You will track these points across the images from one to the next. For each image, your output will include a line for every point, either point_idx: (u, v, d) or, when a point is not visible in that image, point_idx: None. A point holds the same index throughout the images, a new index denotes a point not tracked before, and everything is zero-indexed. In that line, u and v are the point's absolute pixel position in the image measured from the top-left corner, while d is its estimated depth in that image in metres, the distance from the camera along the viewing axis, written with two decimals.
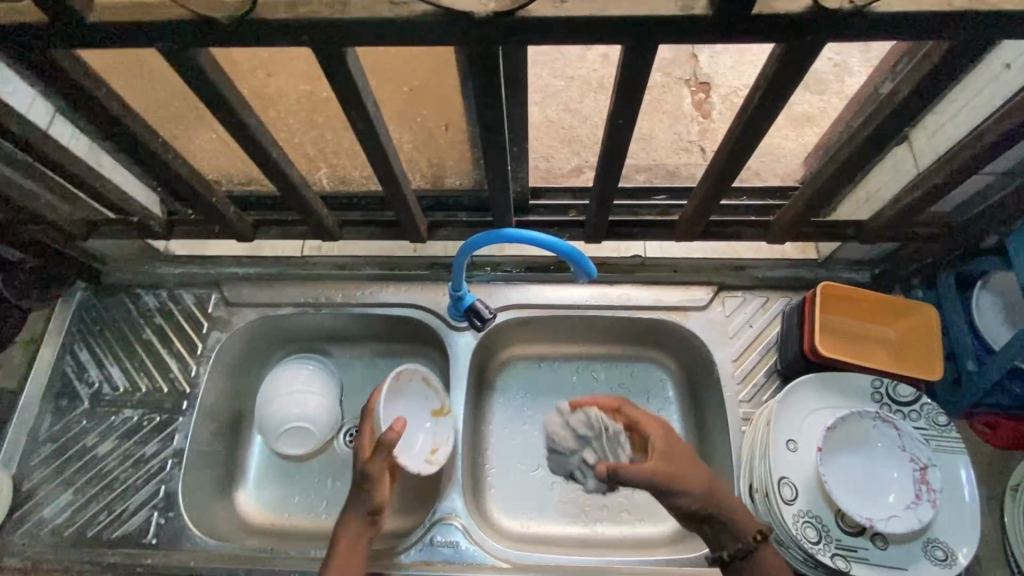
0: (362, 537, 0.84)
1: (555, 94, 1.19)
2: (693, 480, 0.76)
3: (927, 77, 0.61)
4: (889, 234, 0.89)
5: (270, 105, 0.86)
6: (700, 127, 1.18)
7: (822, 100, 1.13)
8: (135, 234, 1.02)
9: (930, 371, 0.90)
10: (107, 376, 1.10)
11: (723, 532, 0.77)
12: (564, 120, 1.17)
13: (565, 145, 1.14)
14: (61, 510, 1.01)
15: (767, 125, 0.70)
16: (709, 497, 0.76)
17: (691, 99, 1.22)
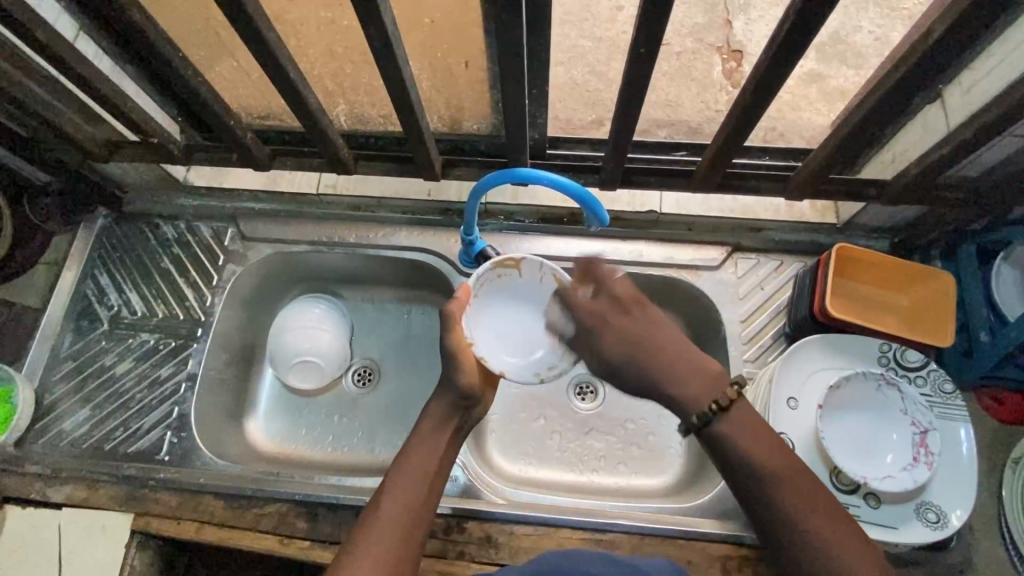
0: (438, 433, 0.77)
1: (582, 55, 1.15)
2: (649, 363, 0.73)
3: (966, 13, 0.59)
4: (912, 196, 0.86)
5: (292, 32, 0.86)
6: (730, 96, 1.11)
7: (859, 75, 1.08)
8: (152, 158, 1.01)
9: (941, 337, 0.88)
10: (125, 301, 1.13)
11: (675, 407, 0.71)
12: (590, 83, 1.13)
13: (590, 109, 1.11)
14: (80, 425, 1.05)
15: (801, 55, 0.67)
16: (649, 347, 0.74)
17: (722, 67, 1.15)
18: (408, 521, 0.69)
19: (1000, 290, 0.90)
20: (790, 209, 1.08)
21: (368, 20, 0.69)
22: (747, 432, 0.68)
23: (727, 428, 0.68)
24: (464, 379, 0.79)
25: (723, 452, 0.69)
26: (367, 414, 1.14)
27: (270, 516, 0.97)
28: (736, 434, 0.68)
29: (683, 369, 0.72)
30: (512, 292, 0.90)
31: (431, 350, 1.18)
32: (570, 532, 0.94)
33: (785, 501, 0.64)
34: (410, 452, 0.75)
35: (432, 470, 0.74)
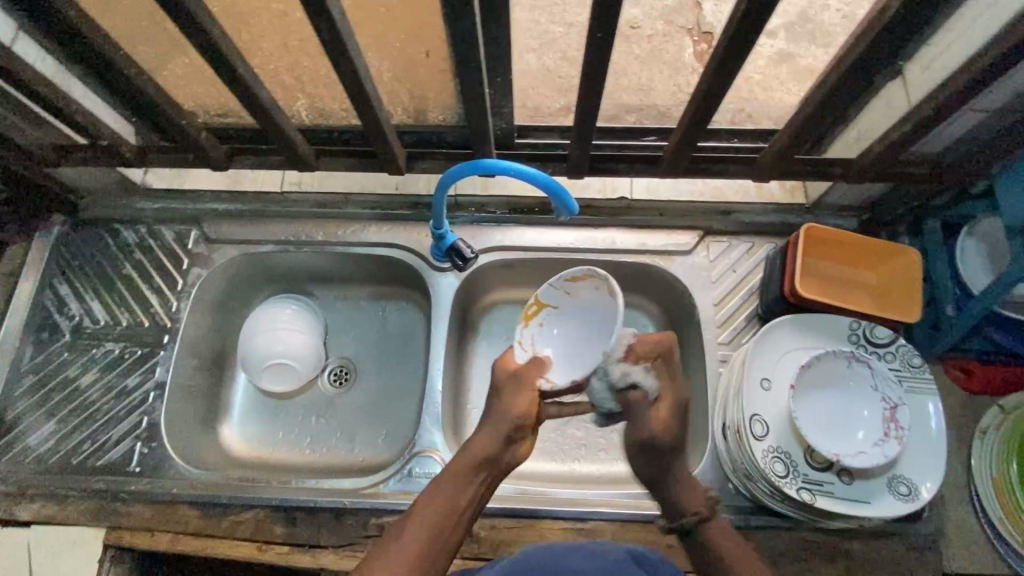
0: (465, 478, 0.70)
1: None
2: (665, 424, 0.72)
3: None
4: (876, 174, 0.87)
5: (243, 26, 0.83)
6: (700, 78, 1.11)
7: None
8: (105, 161, 0.97)
9: (906, 313, 0.89)
10: (87, 310, 1.09)
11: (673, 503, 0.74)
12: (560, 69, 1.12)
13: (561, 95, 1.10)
14: (46, 439, 1.02)
15: (759, 33, 0.65)
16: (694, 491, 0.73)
17: (693, 50, 1.12)
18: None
19: (966, 265, 0.92)
20: (760, 190, 1.08)
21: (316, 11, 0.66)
22: (725, 538, 0.70)
23: (714, 533, 0.71)
24: (519, 410, 0.73)
25: (707, 559, 0.70)
26: (345, 414, 1.13)
27: (246, 523, 0.95)
28: (722, 532, 0.71)
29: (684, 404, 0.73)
30: (572, 315, 0.82)
31: (407, 347, 1.16)
32: (551, 522, 0.94)
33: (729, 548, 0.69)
34: (435, 493, 0.68)
35: (453, 517, 0.68)
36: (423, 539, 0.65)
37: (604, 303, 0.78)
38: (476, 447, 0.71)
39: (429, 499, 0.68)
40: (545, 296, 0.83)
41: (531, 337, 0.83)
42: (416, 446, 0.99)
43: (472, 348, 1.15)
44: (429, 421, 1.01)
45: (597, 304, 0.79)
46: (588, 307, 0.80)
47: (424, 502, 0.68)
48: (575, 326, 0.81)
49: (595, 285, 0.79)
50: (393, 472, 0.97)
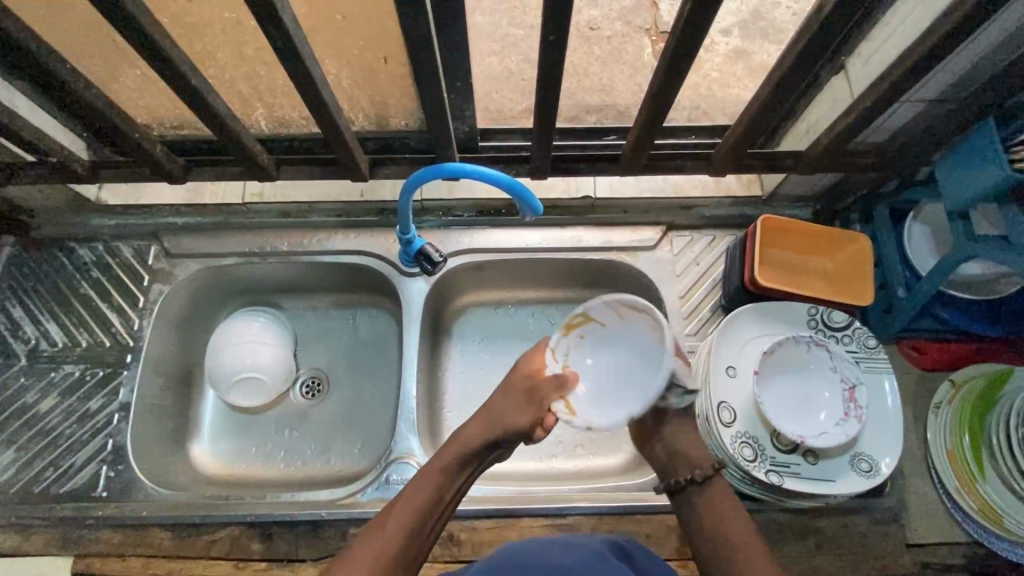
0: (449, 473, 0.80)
1: (515, 44, 1.16)
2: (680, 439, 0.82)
3: None
4: (825, 165, 0.90)
5: (195, 36, 0.82)
6: None
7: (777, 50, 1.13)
8: (56, 179, 0.94)
9: (862, 297, 0.93)
10: (44, 333, 1.06)
11: (677, 460, 0.81)
12: (523, 72, 1.13)
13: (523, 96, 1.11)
14: (4, 469, 0.98)
15: (706, 31, 0.67)
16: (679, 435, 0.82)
17: (651, 50, 1.16)
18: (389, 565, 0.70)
19: (913, 247, 0.96)
20: (718, 184, 1.11)
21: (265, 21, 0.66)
22: (726, 515, 0.75)
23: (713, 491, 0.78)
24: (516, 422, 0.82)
25: (702, 524, 0.75)
26: (319, 425, 1.11)
27: (221, 541, 0.93)
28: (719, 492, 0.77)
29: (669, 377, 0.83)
30: (617, 342, 0.80)
31: (380, 354, 1.16)
32: (531, 520, 0.94)
33: (734, 536, 0.72)
34: (424, 481, 0.79)
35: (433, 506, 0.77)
36: (413, 510, 0.75)
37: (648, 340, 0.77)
38: (457, 445, 0.82)
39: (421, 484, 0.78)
40: (593, 312, 0.79)
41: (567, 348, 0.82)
42: (392, 453, 0.99)
43: (446, 352, 1.16)
44: (405, 427, 1.01)
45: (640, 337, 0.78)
46: (628, 338, 0.79)
47: (411, 488, 0.78)
48: (616, 351, 0.80)
49: (640, 318, 0.77)
50: (371, 481, 0.96)
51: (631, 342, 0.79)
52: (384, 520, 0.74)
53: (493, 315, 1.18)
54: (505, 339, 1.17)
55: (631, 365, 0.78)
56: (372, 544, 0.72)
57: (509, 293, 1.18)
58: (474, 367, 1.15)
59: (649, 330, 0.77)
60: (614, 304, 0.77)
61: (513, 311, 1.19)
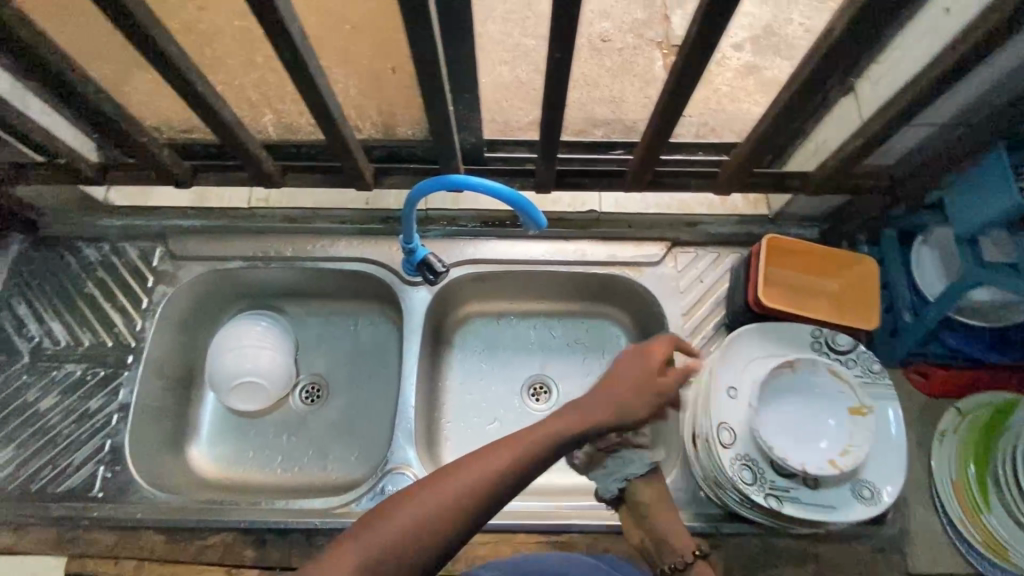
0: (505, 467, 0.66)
1: None
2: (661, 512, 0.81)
3: None
4: (833, 187, 0.90)
5: (205, 42, 0.83)
6: None
7: None
8: (67, 180, 0.96)
9: (868, 320, 0.92)
10: (47, 331, 1.06)
11: (662, 546, 0.79)
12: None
13: None
14: (2, 466, 0.99)
15: (712, 53, 0.67)
16: (654, 503, 0.81)
17: None
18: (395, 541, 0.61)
19: (919, 272, 0.95)
20: (723, 202, 1.13)
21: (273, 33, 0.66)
22: None
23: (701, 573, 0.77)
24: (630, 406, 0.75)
25: None
26: (318, 432, 1.11)
27: (214, 547, 0.93)
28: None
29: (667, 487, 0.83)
30: (796, 393, 0.87)
31: (380, 362, 1.15)
32: (526, 536, 0.93)
33: None
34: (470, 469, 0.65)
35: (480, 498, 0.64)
36: (447, 495, 0.63)
37: (830, 400, 0.86)
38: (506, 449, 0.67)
39: (467, 470, 0.65)
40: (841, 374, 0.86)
41: (819, 378, 0.87)
42: (388, 462, 0.98)
43: (447, 362, 1.15)
44: (402, 437, 1.01)
45: (822, 393, 0.87)
46: (820, 391, 0.87)
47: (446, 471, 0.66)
48: (793, 399, 0.87)
49: (832, 381, 0.86)
50: (366, 491, 0.96)
51: (809, 394, 0.87)
52: (403, 511, 0.62)
53: (495, 326, 1.18)
54: (506, 350, 1.17)
55: (801, 416, 0.86)
56: (391, 524, 0.62)
57: (511, 304, 1.18)
58: (474, 378, 1.14)
59: (840, 392, 0.86)
60: (824, 365, 0.86)
61: (515, 322, 1.18)
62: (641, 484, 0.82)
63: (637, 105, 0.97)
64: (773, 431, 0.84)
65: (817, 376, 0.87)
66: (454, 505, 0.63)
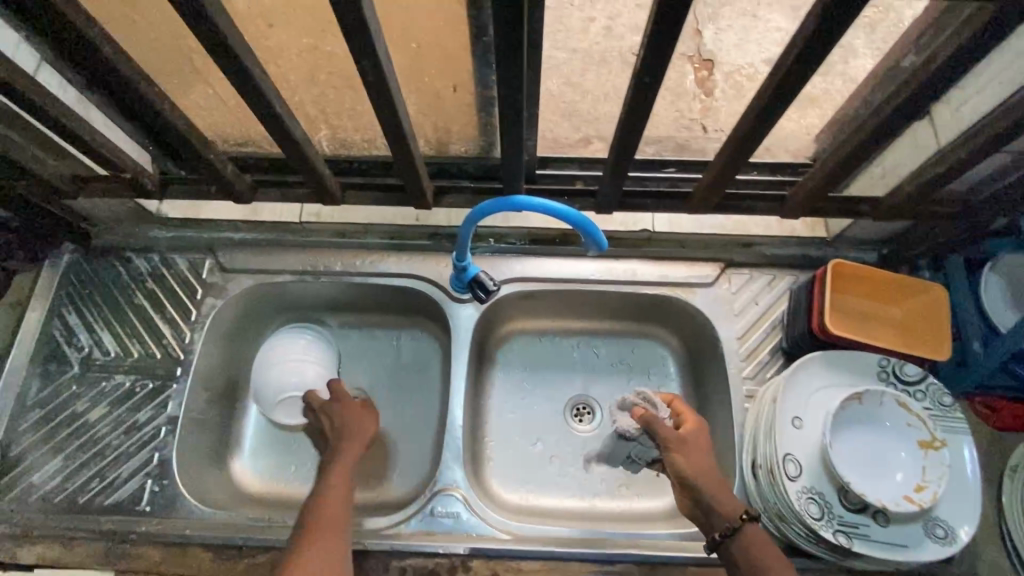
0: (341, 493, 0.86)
1: None
2: (700, 477, 0.81)
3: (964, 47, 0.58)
4: (904, 212, 0.87)
5: (273, 58, 0.82)
6: None
7: None
8: (124, 194, 0.96)
9: (939, 351, 0.88)
10: (97, 341, 1.06)
11: (709, 511, 0.79)
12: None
13: None
14: (51, 477, 0.98)
15: (804, 80, 0.65)
16: (696, 473, 0.81)
17: None
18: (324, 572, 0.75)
19: (989, 301, 0.92)
20: (781, 224, 1.09)
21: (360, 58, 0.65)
22: (764, 545, 0.74)
23: (748, 531, 0.76)
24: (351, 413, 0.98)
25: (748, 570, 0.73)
26: (361, 448, 1.10)
27: (262, 566, 0.91)
28: (758, 538, 0.75)
29: (704, 455, 0.84)
30: (867, 424, 0.84)
31: (423, 379, 1.14)
32: (577, 564, 0.91)
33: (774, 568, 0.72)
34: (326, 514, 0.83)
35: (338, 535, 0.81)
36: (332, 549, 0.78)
37: (903, 432, 0.83)
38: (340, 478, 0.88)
39: (320, 513, 0.83)
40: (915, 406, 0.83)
41: (892, 409, 0.83)
42: (436, 484, 0.97)
43: (491, 380, 1.14)
44: (450, 458, 0.99)
45: (894, 425, 0.84)
46: (892, 423, 0.83)
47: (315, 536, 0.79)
48: (864, 431, 0.84)
49: (904, 412, 0.83)
50: (414, 512, 0.94)
51: (881, 426, 0.84)
52: (312, 543, 0.79)
53: (540, 344, 1.16)
54: (552, 369, 1.15)
55: (873, 449, 0.83)
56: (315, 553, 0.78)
57: (556, 322, 1.16)
58: (518, 397, 1.13)
59: (913, 424, 0.83)
60: (896, 396, 0.83)
61: (559, 340, 1.16)
62: (676, 456, 0.83)
63: (668, 119, 0.97)
64: (847, 464, 0.81)
65: (889, 408, 0.83)
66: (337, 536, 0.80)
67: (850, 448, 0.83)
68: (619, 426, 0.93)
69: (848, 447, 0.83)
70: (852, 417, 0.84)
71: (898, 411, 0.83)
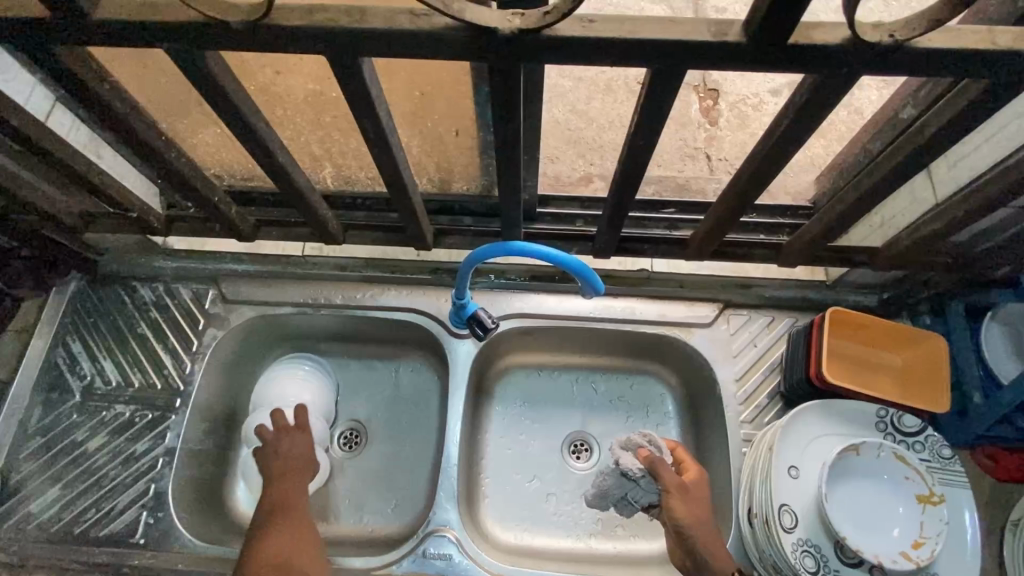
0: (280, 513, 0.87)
1: (562, 94, 1.12)
2: (698, 530, 0.81)
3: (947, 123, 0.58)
4: (902, 263, 0.87)
5: (278, 103, 0.85)
6: (706, 135, 1.10)
7: None
8: (133, 229, 0.99)
9: (937, 404, 0.88)
10: (99, 370, 1.08)
11: (702, 566, 0.79)
12: (570, 122, 1.11)
13: (571, 146, 1.09)
14: (48, 506, 0.99)
15: (793, 151, 0.64)
16: (693, 524, 0.81)
17: (698, 106, 1.12)
18: None
19: (990, 350, 0.91)
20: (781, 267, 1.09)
21: (361, 115, 0.67)
22: None
23: None
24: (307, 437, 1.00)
25: None
26: (357, 481, 1.10)
27: None
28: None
29: (706, 512, 0.84)
30: (864, 476, 0.83)
31: (421, 412, 1.14)
32: None
33: None
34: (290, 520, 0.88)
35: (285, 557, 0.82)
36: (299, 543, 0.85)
37: (900, 486, 0.82)
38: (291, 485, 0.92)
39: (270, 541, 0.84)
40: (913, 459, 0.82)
41: (890, 462, 0.83)
42: (429, 524, 0.96)
43: (488, 415, 1.13)
44: (444, 497, 0.99)
45: (892, 478, 0.83)
46: (890, 475, 0.83)
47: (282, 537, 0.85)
48: (861, 483, 0.83)
49: (902, 465, 0.82)
50: (407, 552, 0.94)
51: (879, 478, 0.83)
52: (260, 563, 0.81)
53: (538, 379, 1.16)
54: (549, 405, 1.14)
55: (870, 502, 0.82)
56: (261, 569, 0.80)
57: (554, 357, 1.16)
58: (514, 433, 1.12)
59: (911, 477, 0.82)
60: (894, 449, 0.82)
61: (557, 375, 1.16)
62: (676, 502, 0.83)
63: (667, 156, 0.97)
64: (843, 518, 0.81)
65: (887, 460, 0.83)
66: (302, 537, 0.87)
67: (846, 500, 0.82)
68: (620, 463, 0.88)
69: (845, 499, 0.82)
70: (849, 469, 0.83)
71: (897, 464, 0.83)
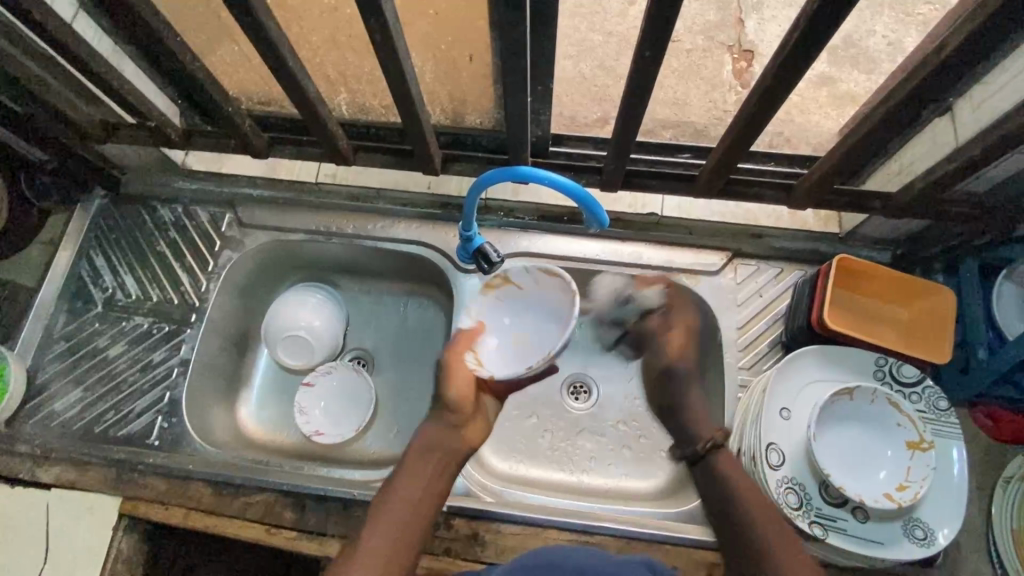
0: (433, 469, 0.84)
1: (591, 49, 1.08)
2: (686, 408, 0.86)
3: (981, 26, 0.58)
4: (915, 210, 0.85)
5: (293, 19, 0.85)
6: (738, 97, 1.04)
7: None
8: (150, 141, 1.00)
9: (938, 354, 0.88)
10: (121, 283, 1.12)
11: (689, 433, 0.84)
12: (597, 78, 1.06)
13: (596, 104, 1.05)
14: (71, 406, 1.05)
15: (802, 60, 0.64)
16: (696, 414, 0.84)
17: (732, 67, 1.07)
18: (403, 526, 0.78)
19: (1000, 308, 0.89)
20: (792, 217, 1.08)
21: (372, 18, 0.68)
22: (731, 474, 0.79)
23: (722, 462, 0.80)
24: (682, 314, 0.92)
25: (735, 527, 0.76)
26: None
27: (257, 504, 0.97)
28: (729, 466, 0.80)
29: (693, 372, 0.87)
30: (854, 420, 0.84)
31: (425, 346, 1.17)
32: (555, 532, 0.93)
33: (756, 524, 0.75)
34: (407, 483, 0.82)
35: (423, 502, 0.81)
36: (410, 508, 0.80)
37: (889, 432, 0.83)
38: (426, 454, 0.85)
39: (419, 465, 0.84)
40: (908, 407, 0.82)
41: (883, 409, 0.83)
42: None
43: None
44: None
45: (883, 423, 0.83)
46: (880, 420, 0.84)
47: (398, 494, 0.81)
48: (851, 427, 0.84)
49: (894, 411, 0.83)
50: None
51: (869, 423, 0.84)
52: (393, 502, 0.80)
53: None
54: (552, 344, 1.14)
55: (857, 445, 0.84)
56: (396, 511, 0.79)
57: None
58: None
59: (902, 423, 0.82)
60: (889, 397, 0.82)
61: None
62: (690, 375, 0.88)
63: (701, 108, 1.03)
64: (829, 458, 0.82)
65: (880, 406, 0.83)
66: (434, 487, 0.83)
67: (833, 441, 0.84)
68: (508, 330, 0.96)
69: (831, 441, 0.84)
70: (839, 413, 0.84)
71: (890, 412, 0.83)
